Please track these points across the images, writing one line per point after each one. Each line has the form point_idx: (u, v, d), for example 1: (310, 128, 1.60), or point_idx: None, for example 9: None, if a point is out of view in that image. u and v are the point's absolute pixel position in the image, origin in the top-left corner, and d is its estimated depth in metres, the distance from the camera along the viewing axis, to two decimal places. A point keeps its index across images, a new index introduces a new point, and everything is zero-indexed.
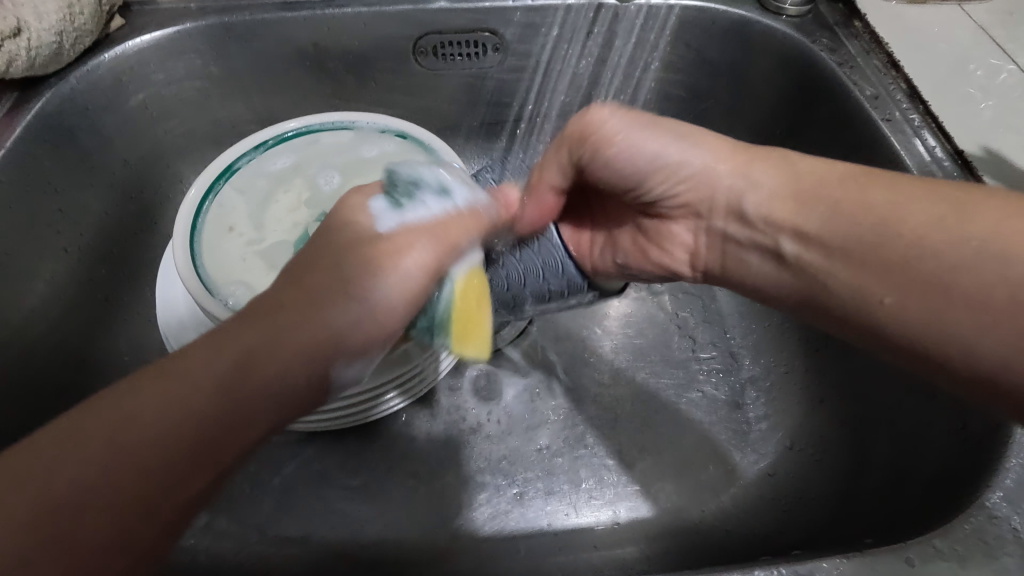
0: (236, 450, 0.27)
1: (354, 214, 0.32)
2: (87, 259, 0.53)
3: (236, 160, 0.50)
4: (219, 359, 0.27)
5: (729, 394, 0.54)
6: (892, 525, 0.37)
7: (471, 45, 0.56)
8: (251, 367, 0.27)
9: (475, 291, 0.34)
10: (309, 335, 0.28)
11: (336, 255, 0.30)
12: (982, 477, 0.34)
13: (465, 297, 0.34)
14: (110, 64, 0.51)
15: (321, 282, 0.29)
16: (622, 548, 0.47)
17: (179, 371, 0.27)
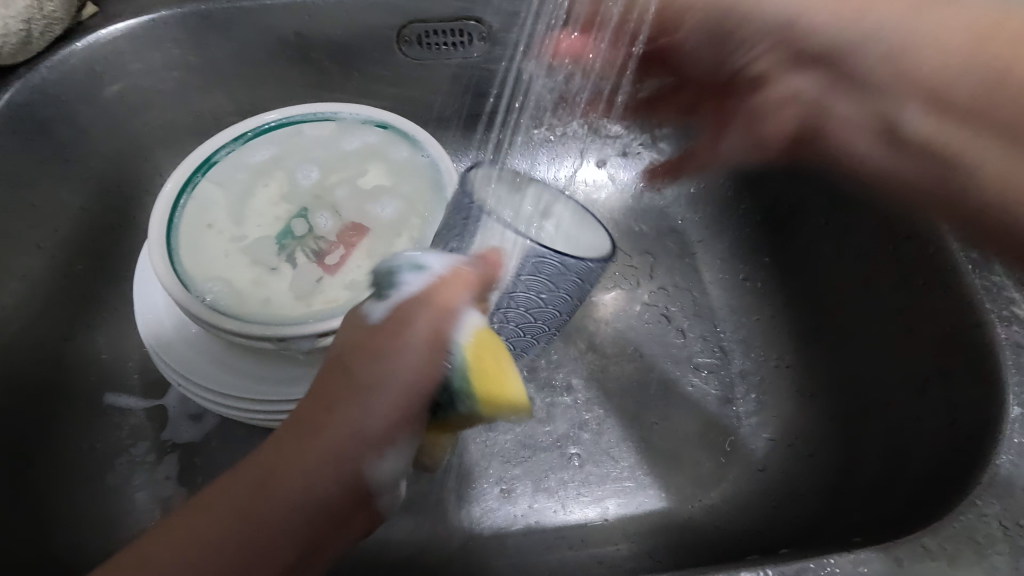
0: (275, 559, 0.29)
1: (356, 317, 0.32)
2: (63, 255, 0.51)
3: (214, 152, 0.49)
4: (254, 472, 0.31)
5: (720, 389, 0.53)
6: (883, 521, 0.37)
7: (457, 34, 0.55)
8: (280, 474, 0.30)
9: (489, 349, 0.29)
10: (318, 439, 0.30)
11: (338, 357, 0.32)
12: (973, 473, 0.33)
13: (477, 356, 0.29)
14: (84, 54, 0.49)
15: (341, 383, 0.31)
16: (610, 545, 0.47)
17: (223, 489, 0.30)
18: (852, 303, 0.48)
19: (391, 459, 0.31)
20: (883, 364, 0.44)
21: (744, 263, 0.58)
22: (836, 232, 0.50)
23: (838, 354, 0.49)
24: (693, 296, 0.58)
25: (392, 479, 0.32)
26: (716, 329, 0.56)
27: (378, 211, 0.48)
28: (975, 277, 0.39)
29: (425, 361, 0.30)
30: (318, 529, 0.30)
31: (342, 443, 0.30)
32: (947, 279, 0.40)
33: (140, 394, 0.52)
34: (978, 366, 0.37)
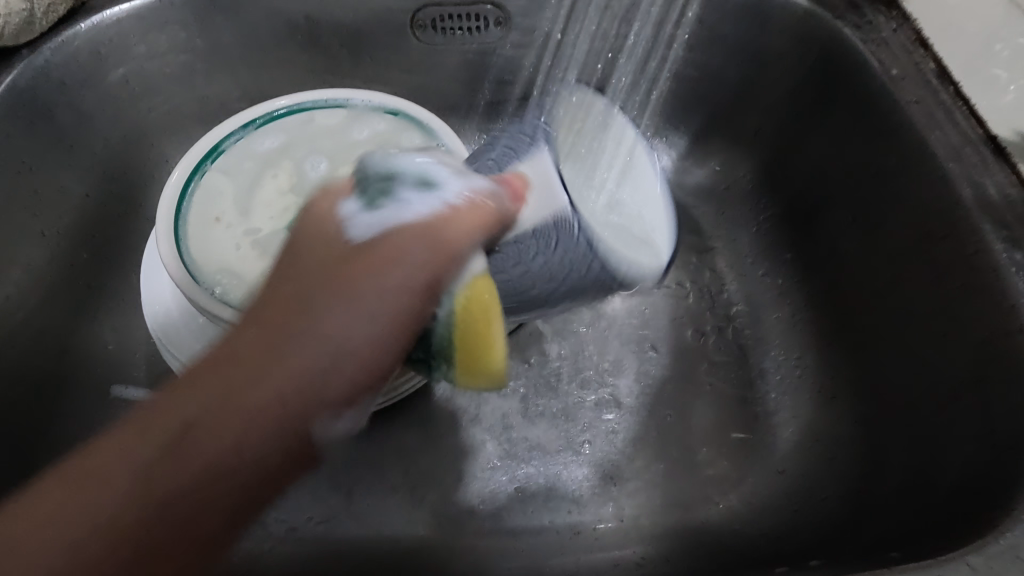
0: (210, 519, 0.26)
1: (328, 225, 0.30)
2: (67, 244, 0.50)
3: (222, 140, 0.47)
4: (191, 406, 0.26)
5: (739, 389, 0.52)
6: (917, 531, 0.36)
7: (473, 19, 0.53)
8: (227, 414, 0.26)
9: (481, 306, 0.30)
10: (266, 364, 0.27)
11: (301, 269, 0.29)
12: (1019, 489, 0.32)
13: (468, 314, 0.30)
14: (87, 36, 0.48)
15: (301, 312, 0.28)
16: (628, 548, 0.46)
17: (154, 422, 0.26)
18: (879, 303, 0.47)
19: (347, 420, 0.28)
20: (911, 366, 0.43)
21: (765, 258, 0.57)
22: (865, 229, 0.48)
23: (862, 353, 0.47)
24: (712, 294, 0.57)
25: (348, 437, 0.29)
26: (735, 326, 0.55)
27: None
28: (1017, 278, 0.38)
29: (415, 299, 0.28)
30: (257, 493, 0.26)
31: (306, 377, 0.27)
32: (985, 283, 0.39)
33: (146, 386, 0.51)
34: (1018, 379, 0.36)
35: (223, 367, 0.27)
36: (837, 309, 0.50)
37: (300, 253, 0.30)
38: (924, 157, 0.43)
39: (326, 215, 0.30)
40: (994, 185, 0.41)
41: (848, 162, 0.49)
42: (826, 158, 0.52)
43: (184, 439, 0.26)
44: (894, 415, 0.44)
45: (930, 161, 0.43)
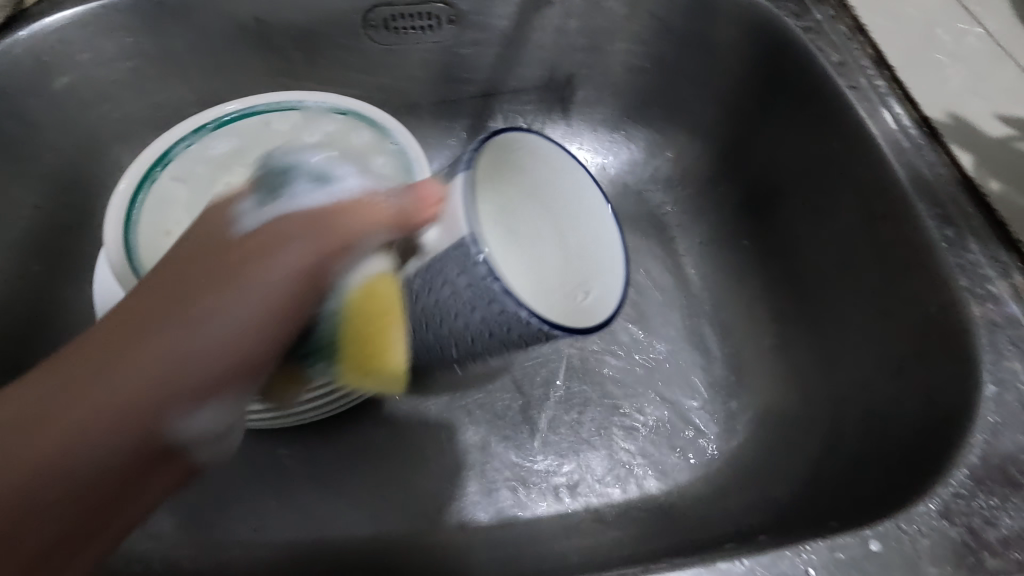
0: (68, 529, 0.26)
1: (215, 226, 0.31)
2: (18, 256, 0.49)
3: (171, 147, 0.47)
4: (86, 395, 0.26)
5: (700, 374, 0.53)
6: (857, 500, 0.38)
7: (424, 17, 0.53)
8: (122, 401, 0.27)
9: (372, 307, 0.31)
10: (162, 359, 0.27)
11: (198, 369, 0.28)
12: (948, 453, 0.34)
13: (358, 311, 0.31)
14: (28, 43, 0.47)
15: (219, 315, 0.29)
16: (594, 535, 0.47)
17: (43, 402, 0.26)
18: (828, 287, 0.48)
19: (205, 415, 0.29)
20: (858, 343, 0.45)
21: (723, 246, 0.58)
22: (813, 214, 0.50)
23: (817, 335, 0.49)
24: (675, 283, 0.58)
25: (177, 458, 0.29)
26: (696, 314, 0.56)
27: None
28: (949, 253, 0.39)
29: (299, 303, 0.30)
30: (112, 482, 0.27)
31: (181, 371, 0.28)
32: (921, 259, 0.40)
33: None
34: (949, 350, 0.38)
35: (104, 396, 0.26)
36: (792, 293, 0.52)
37: (197, 343, 0.28)
38: (863, 141, 0.45)
39: (224, 215, 0.32)
40: (928, 166, 0.42)
41: (796, 149, 0.51)
42: (776, 144, 0.53)
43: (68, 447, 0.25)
44: (847, 393, 0.45)
45: (869, 145, 0.45)
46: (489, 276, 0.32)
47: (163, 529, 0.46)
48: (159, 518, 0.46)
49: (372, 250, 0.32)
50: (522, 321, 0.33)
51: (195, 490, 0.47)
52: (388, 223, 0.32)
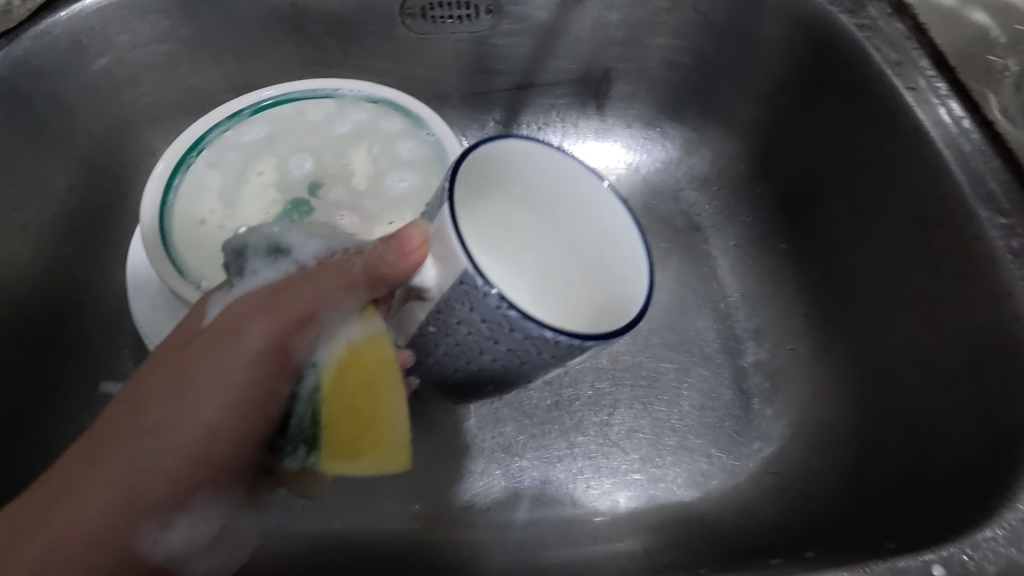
0: None
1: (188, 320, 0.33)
2: (51, 238, 0.49)
3: (206, 132, 0.46)
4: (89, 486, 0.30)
5: (733, 379, 0.52)
6: (907, 520, 0.36)
7: (463, 6, 0.52)
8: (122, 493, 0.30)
9: (356, 374, 0.31)
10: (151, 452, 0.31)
11: (162, 474, 0.31)
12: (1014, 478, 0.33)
13: (339, 382, 0.31)
14: (67, 24, 0.46)
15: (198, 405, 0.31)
16: (621, 540, 0.46)
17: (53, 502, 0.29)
18: (874, 295, 0.47)
19: (181, 528, 0.32)
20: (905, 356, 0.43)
21: (759, 247, 0.56)
22: (858, 219, 0.48)
23: (857, 344, 0.47)
24: (708, 285, 0.56)
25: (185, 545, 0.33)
26: (729, 317, 0.54)
27: (394, 184, 0.47)
28: (1015, 266, 0.38)
29: (269, 387, 0.32)
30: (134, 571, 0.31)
31: (169, 463, 0.31)
32: (982, 271, 0.39)
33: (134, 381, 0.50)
34: (1011, 367, 0.36)
35: (104, 490, 0.30)
36: (833, 300, 0.50)
37: (155, 451, 0.31)
38: (920, 145, 0.43)
39: (199, 310, 0.33)
40: (991, 173, 0.41)
41: (846, 150, 0.49)
42: (821, 146, 0.51)
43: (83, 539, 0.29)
44: (889, 405, 0.44)
45: (928, 149, 0.43)
46: (502, 304, 0.30)
47: None
48: None
49: (347, 314, 0.32)
50: (550, 341, 0.31)
51: None
52: (359, 283, 0.33)
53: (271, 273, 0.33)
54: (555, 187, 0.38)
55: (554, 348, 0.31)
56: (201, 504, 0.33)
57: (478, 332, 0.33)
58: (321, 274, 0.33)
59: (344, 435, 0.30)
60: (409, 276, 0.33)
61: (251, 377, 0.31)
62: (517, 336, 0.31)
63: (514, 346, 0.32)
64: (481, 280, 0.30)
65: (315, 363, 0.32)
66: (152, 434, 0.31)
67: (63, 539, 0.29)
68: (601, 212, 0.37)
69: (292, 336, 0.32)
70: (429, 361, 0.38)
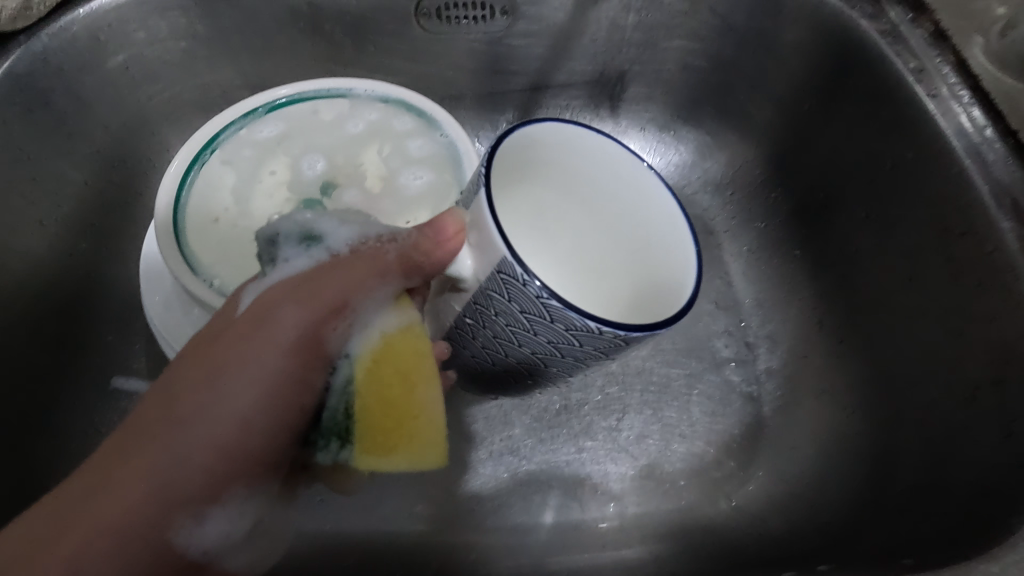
0: None
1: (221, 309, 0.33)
2: (67, 233, 0.50)
3: (221, 130, 0.46)
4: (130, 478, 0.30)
5: (744, 386, 0.51)
6: (921, 534, 0.36)
7: (479, 7, 0.52)
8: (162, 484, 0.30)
9: (389, 366, 0.30)
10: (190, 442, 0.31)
11: (196, 464, 0.31)
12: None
13: (371, 374, 0.30)
14: (86, 21, 0.47)
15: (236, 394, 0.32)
16: (628, 546, 0.45)
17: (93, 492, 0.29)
18: (891, 306, 0.46)
19: (216, 520, 0.33)
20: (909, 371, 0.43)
21: (774, 253, 0.56)
22: (875, 227, 0.47)
23: (872, 353, 0.47)
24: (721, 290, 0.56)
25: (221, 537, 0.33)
26: (741, 323, 0.54)
27: (408, 181, 0.47)
28: None
29: (305, 378, 0.32)
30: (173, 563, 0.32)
31: (207, 454, 0.31)
32: (1004, 284, 0.38)
33: (145, 376, 0.51)
34: None
35: (144, 481, 0.30)
36: (847, 308, 0.50)
37: (194, 442, 0.31)
38: (941, 153, 0.42)
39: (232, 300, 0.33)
40: (1015, 184, 0.39)
41: (866, 156, 0.48)
42: (838, 153, 0.50)
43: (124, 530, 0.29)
44: (903, 417, 0.43)
45: (948, 158, 0.42)
46: (544, 295, 0.29)
47: None
48: None
49: (381, 304, 0.32)
50: (592, 332, 0.30)
51: None
52: (392, 270, 0.32)
53: (304, 261, 0.33)
54: (591, 173, 0.38)
55: (597, 339, 0.31)
56: (234, 492, 0.33)
57: (518, 322, 0.32)
58: (354, 261, 0.32)
59: (381, 431, 0.30)
60: (444, 265, 0.32)
61: (283, 365, 0.32)
62: (558, 326, 0.31)
63: (555, 337, 0.32)
64: (521, 270, 0.29)
65: (350, 355, 0.32)
66: (187, 424, 0.31)
67: (106, 531, 0.29)
68: (643, 199, 0.37)
69: (326, 326, 0.32)
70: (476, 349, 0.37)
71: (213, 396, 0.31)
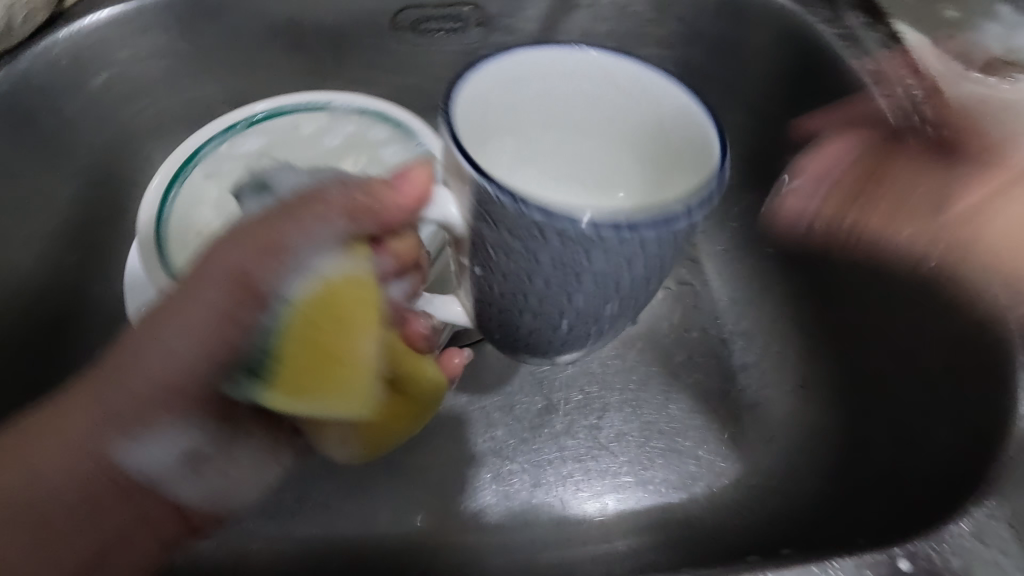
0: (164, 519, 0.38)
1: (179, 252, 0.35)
2: (53, 249, 0.50)
3: (202, 145, 0.48)
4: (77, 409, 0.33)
5: (721, 381, 0.52)
6: (888, 518, 0.38)
7: (453, 20, 0.53)
8: (108, 414, 0.33)
9: (323, 313, 0.31)
10: (130, 374, 0.33)
11: (129, 396, 0.33)
12: (982, 476, 0.33)
13: (306, 319, 0.30)
14: (69, 42, 0.48)
15: (166, 332, 0.33)
16: (610, 542, 0.46)
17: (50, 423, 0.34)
18: (889, 271, 0.45)
19: (157, 452, 0.35)
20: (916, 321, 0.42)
21: (748, 252, 0.57)
22: None
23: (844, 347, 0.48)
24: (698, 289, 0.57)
25: (167, 469, 0.36)
26: (717, 321, 0.55)
27: None
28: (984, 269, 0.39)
29: (234, 317, 0.32)
30: (118, 488, 0.35)
31: (144, 390, 0.33)
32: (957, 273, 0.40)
33: None
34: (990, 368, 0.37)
35: (91, 413, 0.33)
36: (818, 304, 0.51)
37: (132, 378, 0.33)
38: None
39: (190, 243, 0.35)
40: (963, 180, 0.42)
41: None
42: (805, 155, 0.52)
43: (73, 454, 0.33)
44: (876, 410, 0.44)
45: None
46: (522, 206, 0.28)
47: None
48: None
49: (324, 246, 0.32)
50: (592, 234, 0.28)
51: None
52: (336, 211, 0.33)
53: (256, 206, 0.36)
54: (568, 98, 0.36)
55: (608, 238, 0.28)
56: (169, 427, 0.35)
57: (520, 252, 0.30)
58: (299, 207, 0.33)
59: (292, 369, 0.30)
60: (385, 208, 0.34)
61: (211, 305, 0.32)
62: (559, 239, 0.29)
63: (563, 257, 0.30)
64: (494, 187, 0.28)
65: (285, 296, 0.31)
66: (124, 364, 0.33)
67: (54, 452, 0.33)
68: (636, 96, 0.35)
69: (261, 266, 0.32)
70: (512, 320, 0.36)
71: (148, 334, 0.33)
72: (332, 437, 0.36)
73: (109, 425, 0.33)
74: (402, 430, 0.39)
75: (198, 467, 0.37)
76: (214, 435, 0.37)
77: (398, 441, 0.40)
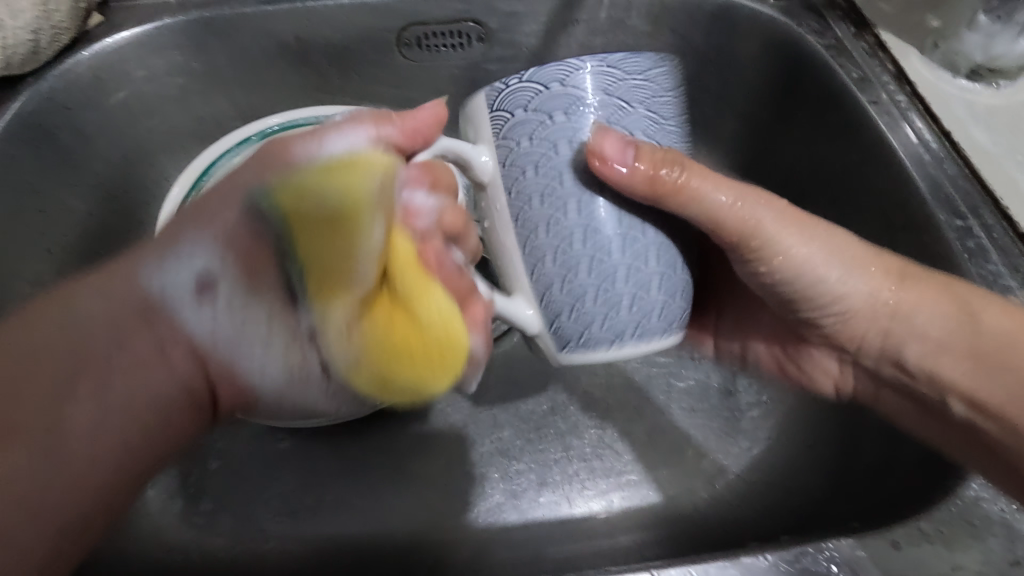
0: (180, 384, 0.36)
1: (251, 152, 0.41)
2: (72, 261, 0.52)
3: (216, 158, 0.50)
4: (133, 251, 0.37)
5: (720, 380, 0.54)
6: (884, 500, 0.39)
7: (455, 36, 0.56)
8: (155, 246, 0.37)
9: (347, 161, 0.32)
10: (190, 218, 0.37)
11: (180, 226, 0.37)
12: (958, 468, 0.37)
13: (332, 164, 0.33)
14: (90, 63, 0.50)
15: (230, 188, 0.38)
16: (616, 537, 0.47)
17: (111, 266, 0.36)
18: None
19: (180, 277, 0.36)
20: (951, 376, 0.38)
21: None
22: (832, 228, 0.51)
23: None
24: None
25: (200, 319, 0.36)
26: None
27: None
28: (971, 265, 0.40)
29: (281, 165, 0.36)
30: (140, 327, 0.35)
31: (206, 227, 0.37)
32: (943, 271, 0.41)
33: None
34: None
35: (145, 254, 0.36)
36: None
37: (197, 224, 0.37)
38: (883, 154, 0.46)
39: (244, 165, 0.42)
40: (949, 180, 0.43)
41: (820, 162, 0.52)
42: (797, 160, 0.54)
43: (123, 288, 0.35)
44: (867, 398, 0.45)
45: (890, 160, 0.45)
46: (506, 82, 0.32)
47: (212, 515, 0.48)
48: (208, 500, 0.49)
49: (352, 132, 0.36)
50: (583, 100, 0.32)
51: (235, 481, 0.50)
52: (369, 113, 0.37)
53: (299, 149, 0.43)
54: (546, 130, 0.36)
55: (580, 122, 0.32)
56: (200, 251, 0.36)
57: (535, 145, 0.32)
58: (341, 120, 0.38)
59: (285, 200, 0.32)
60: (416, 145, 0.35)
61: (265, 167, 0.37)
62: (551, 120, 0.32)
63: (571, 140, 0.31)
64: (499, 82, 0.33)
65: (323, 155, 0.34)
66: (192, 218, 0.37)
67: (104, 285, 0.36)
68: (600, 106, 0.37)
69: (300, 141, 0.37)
70: (571, 257, 0.33)
71: (174, 229, 0.37)
72: (354, 306, 0.33)
73: (154, 254, 0.36)
74: (400, 351, 0.33)
75: (227, 309, 0.36)
76: (237, 270, 0.36)
77: (400, 373, 0.33)
